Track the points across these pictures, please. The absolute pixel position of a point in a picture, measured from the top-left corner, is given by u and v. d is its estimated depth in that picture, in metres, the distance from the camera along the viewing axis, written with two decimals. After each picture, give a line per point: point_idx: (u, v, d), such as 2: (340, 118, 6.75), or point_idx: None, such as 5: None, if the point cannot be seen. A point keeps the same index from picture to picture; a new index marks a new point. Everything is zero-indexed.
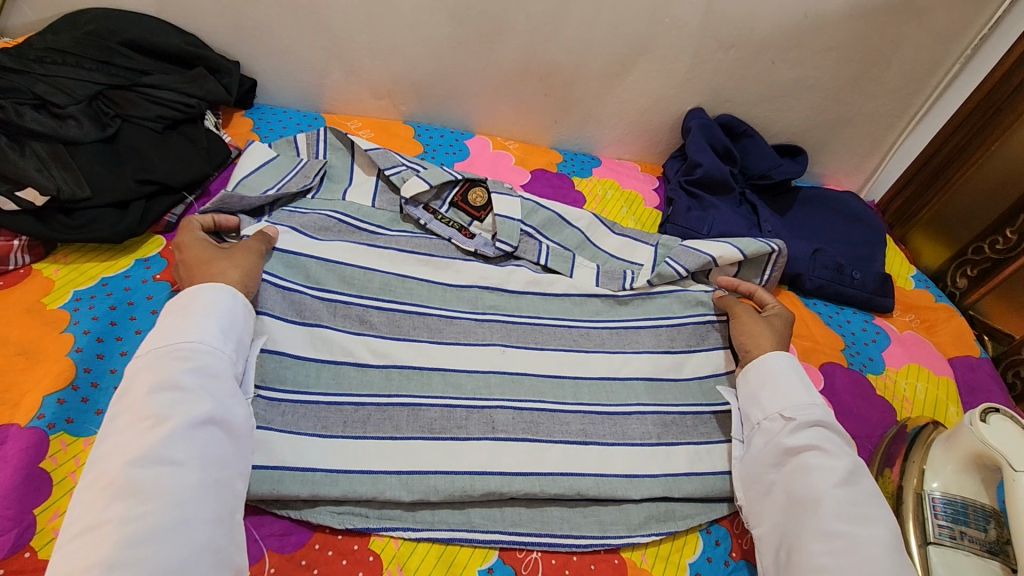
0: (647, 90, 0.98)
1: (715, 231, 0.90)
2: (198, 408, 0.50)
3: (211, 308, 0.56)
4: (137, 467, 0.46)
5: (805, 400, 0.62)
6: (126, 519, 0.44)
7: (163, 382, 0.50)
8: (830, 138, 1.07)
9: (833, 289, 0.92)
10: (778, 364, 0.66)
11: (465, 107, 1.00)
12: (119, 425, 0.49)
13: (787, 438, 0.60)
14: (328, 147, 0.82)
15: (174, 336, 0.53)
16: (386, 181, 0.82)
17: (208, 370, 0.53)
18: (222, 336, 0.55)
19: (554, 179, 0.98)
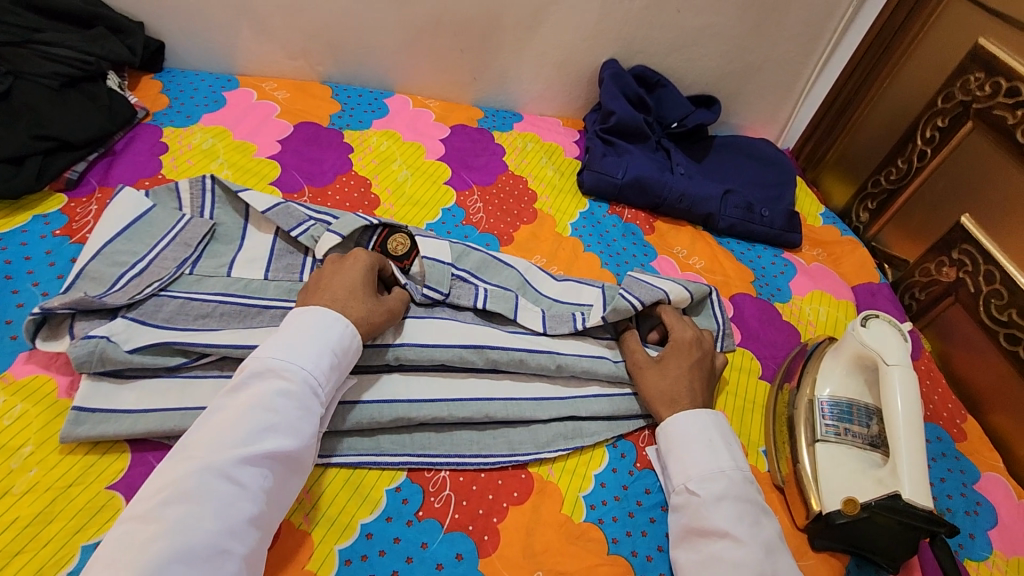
0: (560, 42, 1.00)
1: (629, 173, 0.93)
2: (282, 444, 0.49)
3: (328, 339, 0.56)
4: (209, 474, 0.46)
5: (711, 470, 0.59)
6: (177, 524, 0.44)
7: (260, 401, 0.50)
8: (743, 87, 1.11)
9: (744, 227, 0.96)
10: (682, 428, 0.62)
11: (383, 65, 1.00)
12: (213, 420, 0.50)
13: (694, 517, 0.57)
14: (218, 201, 0.75)
15: (289, 357, 0.53)
16: (283, 240, 0.74)
17: (304, 406, 0.52)
18: (327, 367, 0.55)
19: (473, 134, 0.99)
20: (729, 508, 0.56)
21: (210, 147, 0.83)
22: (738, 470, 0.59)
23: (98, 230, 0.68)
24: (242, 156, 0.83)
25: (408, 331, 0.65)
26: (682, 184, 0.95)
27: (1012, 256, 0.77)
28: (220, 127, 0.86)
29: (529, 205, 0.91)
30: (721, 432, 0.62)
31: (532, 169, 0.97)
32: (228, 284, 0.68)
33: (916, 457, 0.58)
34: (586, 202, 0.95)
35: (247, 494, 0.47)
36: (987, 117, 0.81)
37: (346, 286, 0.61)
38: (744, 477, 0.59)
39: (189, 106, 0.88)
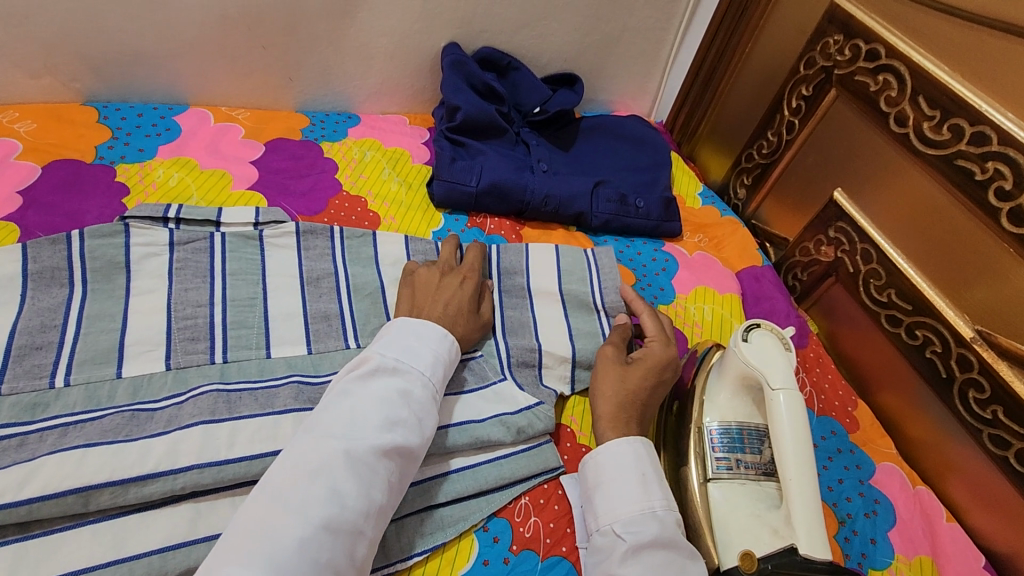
0: (386, 28, 0.84)
1: (485, 179, 0.81)
2: (410, 436, 0.50)
3: (440, 345, 0.58)
4: (352, 459, 0.46)
5: (640, 511, 0.52)
6: (328, 497, 0.44)
7: (388, 393, 0.51)
8: (605, 61, 1.00)
9: (620, 222, 0.87)
10: (618, 454, 0.56)
11: (165, 75, 0.80)
12: (340, 405, 0.49)
13: (615, 565, 0.50)
14: None
15: (413, 358, 0.54)
16: (21, 338, 0.57)
17: (425, 404, 0.53)
18: (441, 373, 0.56)
19: (296, 149, 0.82)
20: (653, 557, 0.50)
21: None
22: (669, 510, 0.53)
23: None
24: None
25: (202, 445, 0.51)
26: (546, 184, 0.83)
27: (885, 231, 0.73)
28: None
29: (370, 229, 0.77)
30: (655, 466, 0.56)
31: (372, 186, 0.82)
32: None
33: (809, 497, 0.51)
34: (441, 217, 0.82)
35: (383, 482, 0.47)
36: (848, 83, 0.75)
37: (454, 298, 0.64)
38: (672, 518, 0.53)
39: None
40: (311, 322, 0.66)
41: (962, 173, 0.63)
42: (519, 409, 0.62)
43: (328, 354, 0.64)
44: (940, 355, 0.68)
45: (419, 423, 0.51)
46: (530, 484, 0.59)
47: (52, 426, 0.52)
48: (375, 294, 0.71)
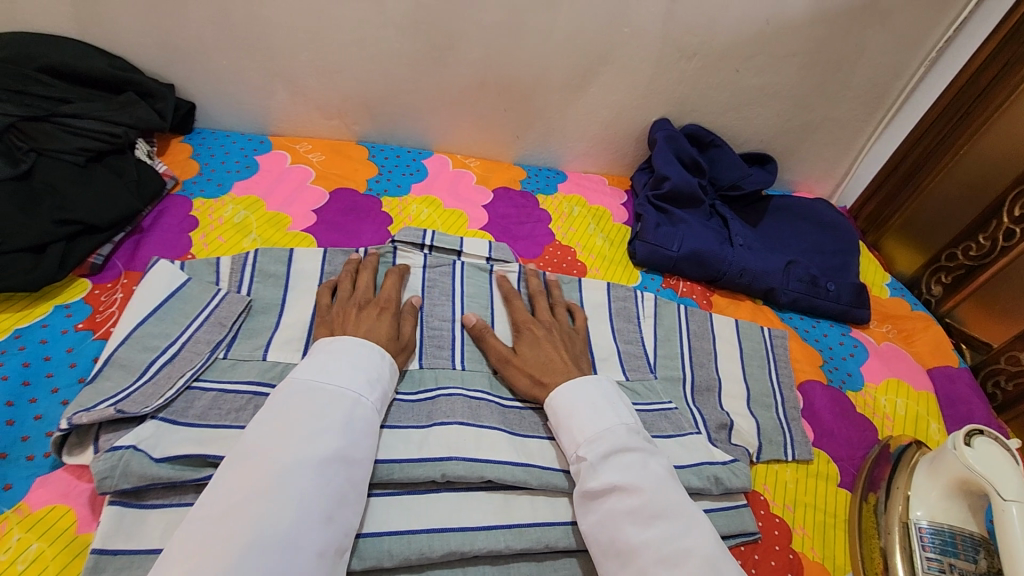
0: (610, 101, 0.94)
1: (685, 247, 0.87)
2: (335, 447, 0.49)
3: (366, 359, 0.58)
4: (277, 476, 0.46)
5: (600, 428, 0.57)
6: (253, 521, 0.43)
7: (308, 409, 0.51)
8: (800, 145, 1.04)
9: (809, 302, 0.89)
10: (576, 390, 0.61)
11: (422, 125, 0.94)
12: (269, 428, 0.50)
13: (588, 478, 0.55)
14: (257, 276, 0.72)
15: (327, 374, 0.55)
16: None
17: (352, 417, 0.53)
18: (368, 384, 0.56)
19: (518, 198, 0.93)
20: (618, 462, 0.55)
21: (242, 221, 0.78)
22: (624, 425, 0.58)
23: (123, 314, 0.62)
24: (276, 231, 0.78)
25: (455, 444, 0.60)
26: (743, 258, 0.88)
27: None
28: (252, 198, 0.81)
29: (579, 277, 0.85)
30: (609, 391, 0.62)
31: (580, 239, 0.90)
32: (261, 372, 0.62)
33: None
34: (638, 274, 0.89)
35: (321, 496, 0.47)
36: None
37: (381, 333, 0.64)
38: (631, 432, 0.58)
39: (220, 172, 0.83)
40: None
41: None
42: (717, 461, 0.66)
43: None
44: None
45: (345, 434, 0.51)
46: (732, 543, 0.62)
47: None
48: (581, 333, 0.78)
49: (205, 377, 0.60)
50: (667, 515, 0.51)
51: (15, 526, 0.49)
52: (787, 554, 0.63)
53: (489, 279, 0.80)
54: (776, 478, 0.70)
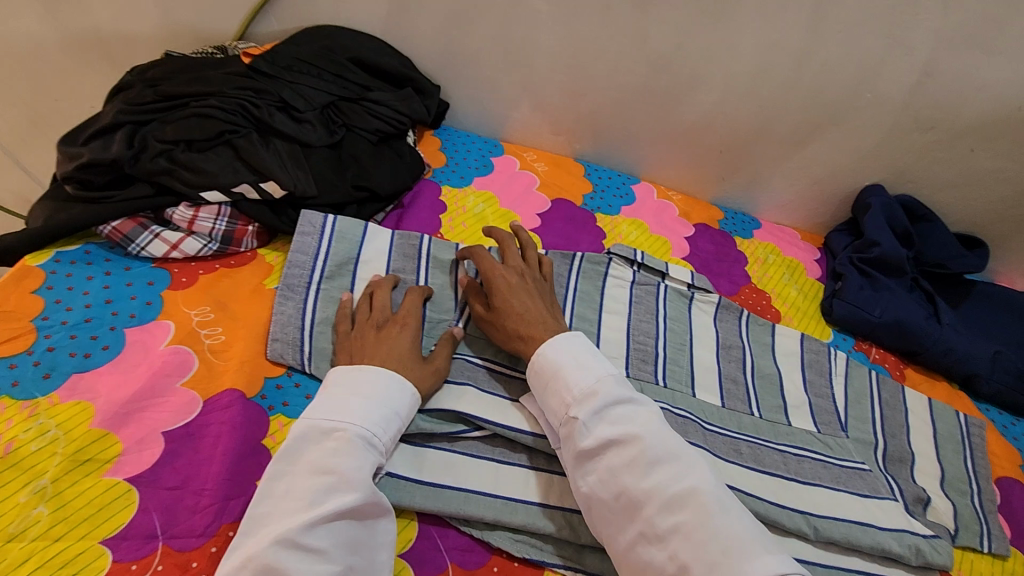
0: (827, 160, 0.96)
1: (888, 315, 0.86)
2: (343, 500, 0.48)
3: (376, 385, 0.56)
4: (278, 548, 0.45)
5: (589, 381, 0.57)
6: None
7: (314, 465, 0.50)
8: (1016, 235, 1.00)
9: (1012, 397, 0.85)
10: (559, 346, 0.61)
11: (636, 153, 1.01)
12: (275, 494, 0.49)
13: (581, 437, 0.54)
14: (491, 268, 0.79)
15: (336, 414, 0.53)
16: None
17: (362, 458, 0.51)
18: (381, 416, 0.54)
19: (717, 236, 0.97)
20: (613, 420, 0.55)
21: (480, 213, 0.87)
22: (610, 376, 0.58)
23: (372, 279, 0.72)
24: (508, 226, 0.87)
25: None
26: (950, 337, 0.86)
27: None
28: (488, 193, 0.91)
29: (773, 321, 0.87)
30: (589, 348, 0.61)
31: (775, 286, 0.92)
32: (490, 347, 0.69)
33: None
34: (831, 332, 0.89)
35: (332, 548, 0.46)
36: None
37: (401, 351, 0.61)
38: (613, 380, 0.58)
39: (463, 167, 0.94)
40: (724, 381, 0.78)
41: None
42: (918, 533, 0.65)
43: (737, 412, 0.74)
44: None
45: (356, 480, 0.49)
46: None
47: None
48: (775, 378, 0.80)
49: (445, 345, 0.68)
50: (664, 459, 0.52)
51: None
52: None
53: (687, 306, 0.85)
54: (970, 566, 0.68)
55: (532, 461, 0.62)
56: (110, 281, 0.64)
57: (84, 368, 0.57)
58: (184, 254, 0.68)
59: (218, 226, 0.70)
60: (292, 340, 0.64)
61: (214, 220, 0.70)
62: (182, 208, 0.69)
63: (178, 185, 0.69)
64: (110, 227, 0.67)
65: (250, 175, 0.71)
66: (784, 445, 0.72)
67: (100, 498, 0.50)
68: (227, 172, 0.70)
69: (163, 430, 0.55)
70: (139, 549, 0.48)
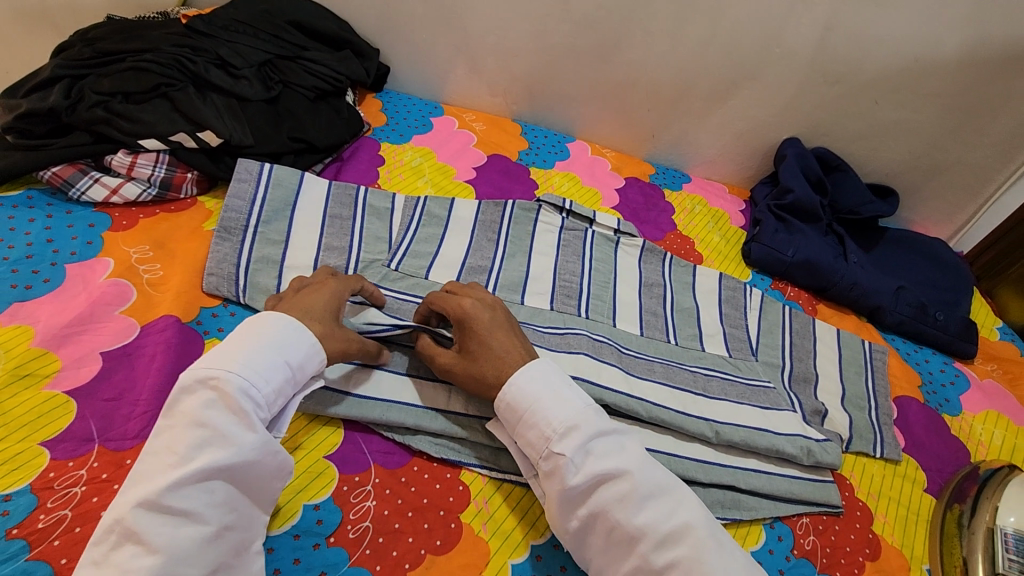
0: (747, 115, 1.02)
1: (800, 254, 0.93)
2: (216, 458, 0.45)
3: (266, 332, 0.51)
4: (142, 510, 0.42)
5: (572, 414, 0.55)
6: (127, 566, 0.40)
7: (190, 416, 0.46)
8: (926, 184, 1.07)
9: (914, 327, 0.92)
10: (531, 375, 0.57)
11: (571, 113, 1.07)
12: (152, 447, 0.45)
13: (569, 476, 0.52)
14: (424, 217, 0.84)
15: (219, 360, 0.48)
16: (472, 262, 0.81)
17: (241, 409, 0.47)
18: (271, 366, 0.50)
19: (646, 188, 1.03)
20: (597, 453, 0.53)
21: (418, 165, 0.92)
22: (590, 405, 0.56)
23: (305, 226, 0.76)
24: (444, 178, 0.92)
25: (581, 368, 0.68)
26: (855, 273, 0.93)
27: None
28: (427, 148, 0.96)
29: (695, 263, 0.93)
30: (557, 373, 0.58)
31: (699, 232, 0.99)
32: (416, 286, 0.75)
33: None
34: (749, 273, 0.96)
35: (203, 509, 0.44)
36: None
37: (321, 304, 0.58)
38: (594, 408, 0.56)
39: (403, 126, 0.98)
40: (644, 314, 0.83)
41: None
42: (811, 437, 0.72)
43: (654, 340, 0.80)
44: None
45: (231, 437, 0.46)
46: (815, 509, 0.68)
47: None
48: (692, 311, 0.86)
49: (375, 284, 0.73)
50: (656, 494, 0.52)
51: None
52: (867, 533, 0.68)
53: (613, 249, 0.91)
54: (863, 469, 0.75)
55: None
56: (52, 223, 0.68)
57: (25, 297, 0.61)
58: (124, 199, 0.72)
59: (158, 172, 0.74)
60: (227, 275, 0.68)
61: (153, 166, 0.73)
62: (121, 155, 0.73)
63: (116, 133, 0.72)
64: (50, 172, 0.71)
65: (187, 126, 0.75)
66: (696, 368, 0.77)
67: (39, 407, 0.54)
68: (164, 122, 0.74)
69: (101, 350, 0.59)
70: (76, 450, 0.52)
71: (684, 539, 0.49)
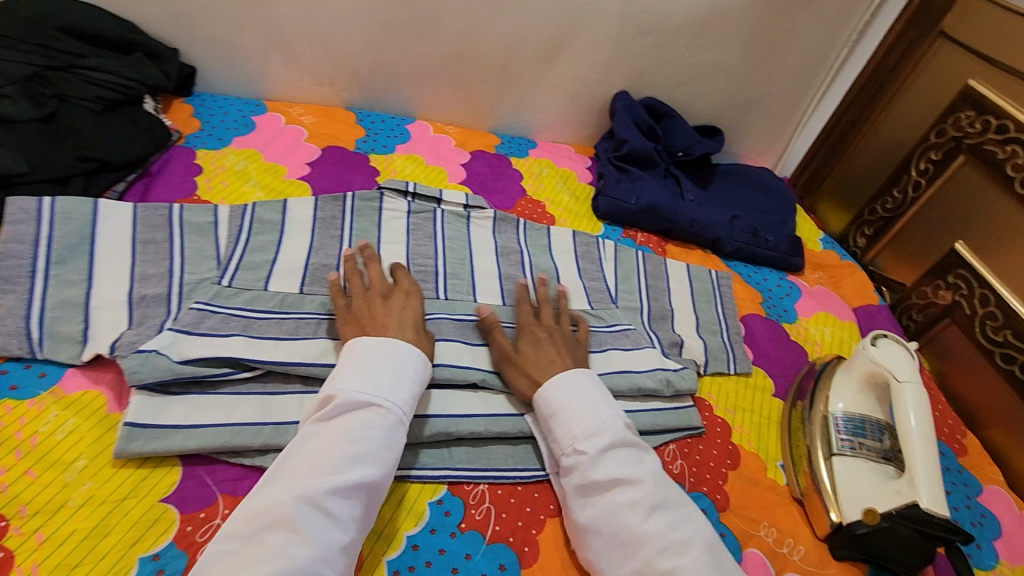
0: (576, 74, 1.05)
1: (642, 199, 0.98)
2: (365, 472, 0.51)
3: (407, 365, 0.58)
4: (301, 504, 0.47)
5: (599, 421, 0.59)
6: (280, 552, 0.45)
7: (346, 431, 0.52)
8: (745, 118, 1.16)
9: (750, 250, 1.01)
10: (566, 384, 0.62)
11: (405, 93, 1.04)
12: (305, 449, 0.51)
13: (589, 470, 0.56)
14: (255, 223, 0.78)
15: (376, 386, 0.55)
16: (316, 261, 0.77)
17: (391, 435, 0.54)
18: (410, 397, 0.57)
19: (492, 159, 1.03)
20: (615, 456, 0.57)
21: (243, 169, 0.85)
22: (618, 419, 0.60)
23: (111, 257, 0.68)
24: (273, 178, 0.86)
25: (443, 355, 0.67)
26: (692, 210, 0.99)
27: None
28: (250, 150, 0.89)
29: (548, 225, 0.95)
30: (598, 388, 0.63)
31: (548, 194, 1.01)
32: (253, 298, 0.69)
33: (930, 468, 0.62)
34: (601, 226, 0.99)
35: (344, 518, 0.49)
36: (977, 152, 0.89)
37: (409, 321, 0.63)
38: (624, 422, 0.61)
39: (220, 129, 0.91)
40: (504, 283, 0.83)
41: None
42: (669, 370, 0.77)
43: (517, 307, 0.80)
44: None
45: (377, 456, 0.52)
46: (679, 435, 0.72)
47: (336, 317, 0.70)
48: (551, 271, 0.88)
49: (206, 300, 0.66)
50: (667, 508, 0.54)
51: (51, 404, 0.58)
52: (727, 445, 0.74)
53: (466, 225, 0.90)
54: (718, 388, 0.81)
55: (306, 386, 0.64)
56: None
57: None
58: None
59: None
60: (15, 331, 0.60)
61: None
62: None
63: None
64: None
65: None
66: None
67: None
68: None
69: None
70: None
71: (683, 551, 0.51)
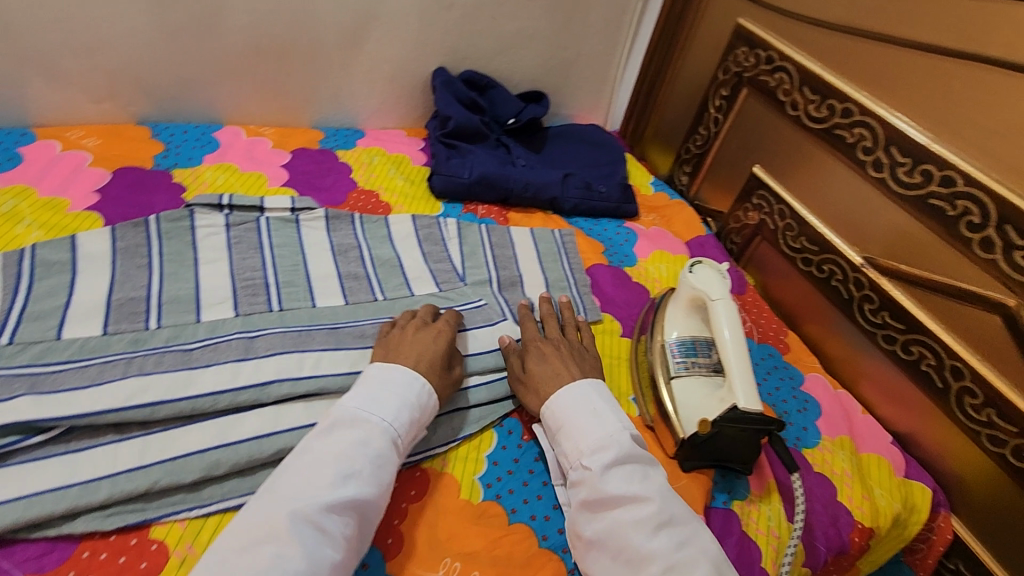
0: (388, 56, 1.02)
1: (475, 172, 0.99)
2: (360, 490, 0.52)
3: (409, 385, 0.60)
4: (294, 519, 0.48)
5: (604, 435, 0.61)
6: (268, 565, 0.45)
7: (339, 450, 0.53)
8: (566, 80, 1.20)
9: (586, 205, 1.05)
10: (572, 396, 0.65)
11: (206, 98, 0.96)
12: (298, 466, 0.52)
13: (597, 486, 0.57)
14: (37, 267, 0.69)
15: (370, 407, 0.57)
16: (120, 296, 0.69)
17: (383, 454, 0.55)
18: (408, 416, 0.59)
19: (317, 155, 0.99)
20: (620, 472, 0.58)
21: (11, 210, 0.75)
22: (625, 432, 0.62)
23: None
24: (54, 214, 0.76)
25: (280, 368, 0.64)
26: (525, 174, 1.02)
27: (811, 207, 0.91)
28: (20, 186, 0.78)
29: (385, 214, 0.93)
30: (607, 400, 0.65)
31: (381, 182, 0.98)
32: (42, 351, 0.61)
33: (744, 369, 0.69)
34: (440, 205, 0.99)
35: (337, 535, 0.49)
36: (754, 83, 0.99)
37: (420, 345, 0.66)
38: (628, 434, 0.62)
39: None
40: (344, 281, 0.80)
41: (839, 139, 0.84)
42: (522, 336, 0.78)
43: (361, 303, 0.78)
44: (842, 281, 0.86)
45: (372, 475, 0.53)
46: None
47: (153, 352, 0.64)
48: (393, 259, 0.86)
49: None
50: (674, 525, 0.55)
51: None
52: None
53: (296, 229, 0.85)
54: None
55: (119, 434, 0.58)
56: None
57: None
58: None
59: None
60: None
61: None
62: None
63: None
64: None
65: None
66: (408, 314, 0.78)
67: None
68: None
69: None
70: None
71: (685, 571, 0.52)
